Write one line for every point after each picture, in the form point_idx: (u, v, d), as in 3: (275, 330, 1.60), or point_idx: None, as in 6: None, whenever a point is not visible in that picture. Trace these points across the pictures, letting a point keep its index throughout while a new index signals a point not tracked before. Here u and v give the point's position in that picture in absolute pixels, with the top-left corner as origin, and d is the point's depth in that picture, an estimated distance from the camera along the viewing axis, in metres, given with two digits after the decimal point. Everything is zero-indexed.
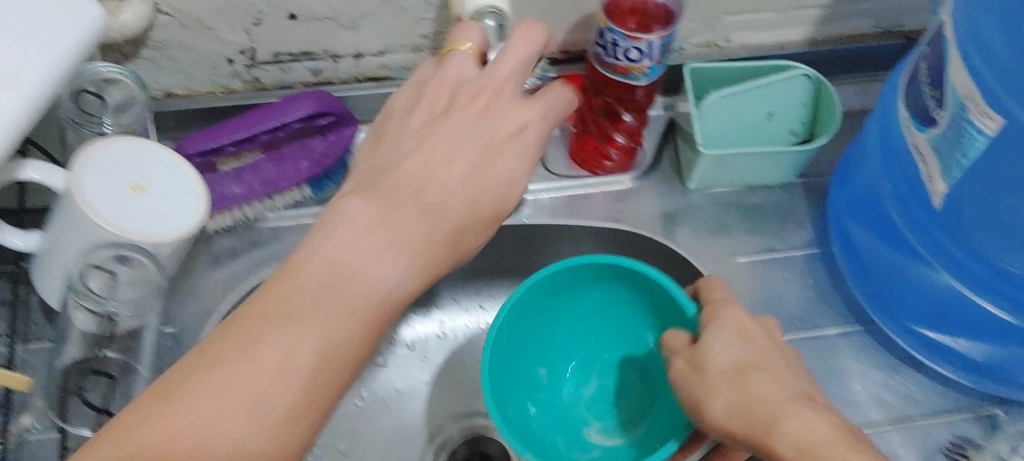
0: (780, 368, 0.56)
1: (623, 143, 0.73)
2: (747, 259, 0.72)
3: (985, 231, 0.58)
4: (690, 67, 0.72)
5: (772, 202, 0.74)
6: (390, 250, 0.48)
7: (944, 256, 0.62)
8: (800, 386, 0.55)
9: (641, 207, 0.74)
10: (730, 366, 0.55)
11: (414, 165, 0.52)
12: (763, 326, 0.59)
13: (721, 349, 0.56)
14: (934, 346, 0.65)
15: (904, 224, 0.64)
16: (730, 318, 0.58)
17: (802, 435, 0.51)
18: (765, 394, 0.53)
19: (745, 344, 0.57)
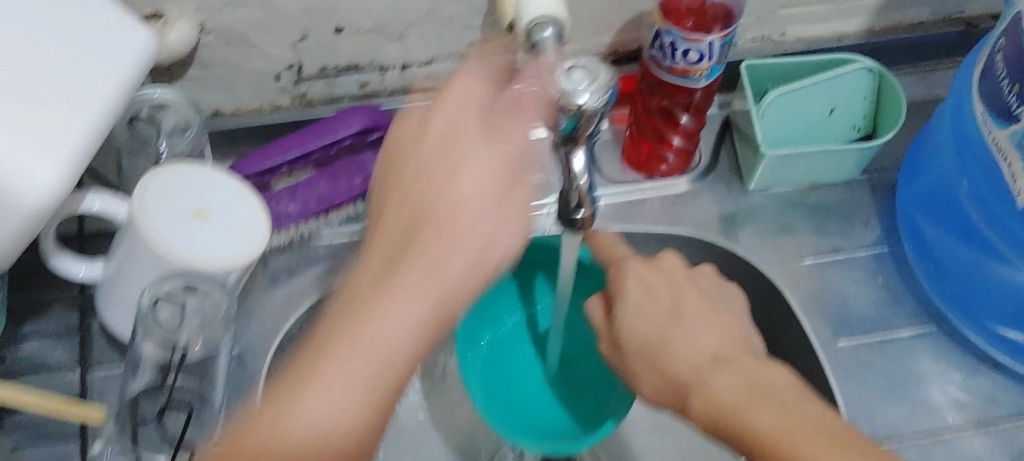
0: (685, 324, 0.57)
1: (681, 145, 0.71)
2: (812, 261, 0.69)
3: None
4: (749, 63, 0.69)
5: (836, 200, 0.72)
6: (501, 214, 0.47)
7: (1023, 256, 0.59)
8: (710, 346, 0.56)
9: (701, 209, 0.71)
10: (648, 339, 0.57)
11: (450, 125, 0.48)
12: (665, 276, 0.60)
13: (631, 314, 0.58)
14: (1012, 344, 0.63)
15: (981, 221, 0.61)
16: (632, 277, 0.59)
17: (713, 399, 0.53)
18: (672, 365, 0.56)
19: (650, 313, 0.58)
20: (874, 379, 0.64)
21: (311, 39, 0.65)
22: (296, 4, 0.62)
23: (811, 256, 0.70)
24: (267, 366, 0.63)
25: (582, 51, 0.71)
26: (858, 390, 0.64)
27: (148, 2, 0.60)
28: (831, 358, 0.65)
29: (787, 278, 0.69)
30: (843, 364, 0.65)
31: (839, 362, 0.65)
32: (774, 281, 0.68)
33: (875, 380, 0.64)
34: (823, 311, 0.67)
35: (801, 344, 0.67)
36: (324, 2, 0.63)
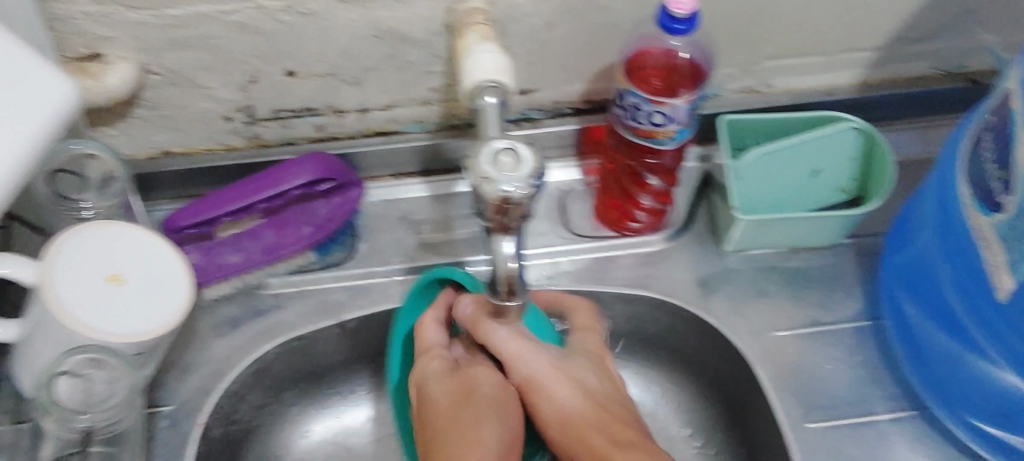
0: (588, 424, 0.55)
1: (652, 205, 0.68)
2: (786, 333, 0.65)
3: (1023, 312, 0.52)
4: (728, 119, 0.65)
5: (817, 266, 0.68)
6: (579, 385, 0.56)
7: (993, 335, 0.55)
8: (581, 410, 0.55)
9: (672, 271, 0.67)
10: (563, 416, 0.56)
11: (530, 368, 0.56)
12: (568, 370, 0.57)
13: (551, 414, 0.56)
14: (996, 439, 0.58)
15: (960, 314, 0.57)
16: (582, 370, 0.57)
17: (561, 415, 0.56)
18: (579, 407, 0.55)
19: (571, 381, 0.56)
20: None
21: (262, 82, 0.61)
22: (242, 47, 0.58)
23: (792, 328, 0.65)
24: (200, 427, 0.62)
25: (551, 98, 0.66)
26: None
27: (86, 42, 0.56)
28: (799, 440, 0.61)
29: (758, 351, 0.65)
30: (813, 449, 0.60)
31: (809, 447, 0.61)
32: (744, 354, 0.64)
33: None
34: (796, 388, 0.63)
35: (768, 424, 0.63)
36: (274, 45, 0.59)
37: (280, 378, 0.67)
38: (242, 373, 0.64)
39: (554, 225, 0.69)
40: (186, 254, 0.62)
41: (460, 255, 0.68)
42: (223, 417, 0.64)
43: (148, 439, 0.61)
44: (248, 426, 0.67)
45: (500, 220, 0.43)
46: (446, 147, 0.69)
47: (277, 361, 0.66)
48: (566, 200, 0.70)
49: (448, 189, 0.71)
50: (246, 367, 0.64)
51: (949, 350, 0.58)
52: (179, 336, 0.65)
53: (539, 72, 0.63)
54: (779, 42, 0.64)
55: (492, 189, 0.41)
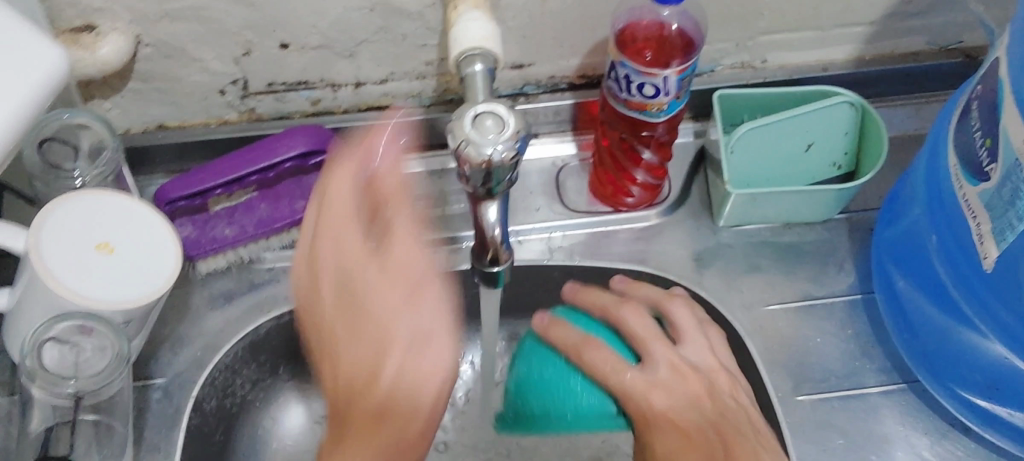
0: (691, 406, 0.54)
1: (645, 180, 0.67)
2: (779, 307, 0.65)
3: (1010, 285, 0.52)
4: (721, 93, 0.65)
5: (811, 241, 0.67)
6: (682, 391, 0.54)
7: (980, 307, 0.56)
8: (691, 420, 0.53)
9: (665, 246, 0.68)
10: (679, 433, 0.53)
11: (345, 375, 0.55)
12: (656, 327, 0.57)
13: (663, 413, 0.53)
14: (984, 413, 0.58)
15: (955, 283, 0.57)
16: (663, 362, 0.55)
17: (670, 412, 0.53)
18: (684, 416, 0.53)
19: (681, 390, 0.54)
20: (835, 441, 0.60)
21: (255, 54, 0.62)
22: (234, 19, 0.58)
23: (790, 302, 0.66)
24: (194, 399, 0.62)
25: (546, 73, 0.66)
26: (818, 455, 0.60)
27: (79, 13, 0.56)
28: (789, 413, 0.61)
29: (749, 325, 0.65)
30: (802, 422, 0.61)
31: (799, 419, 0.61)
32: (735, 328, 0.65)
33: (833, 441, 0.60)
34: (786, 362, 0.63)
35: (759, 398, 0.63)
36: (266, 18, 0.59)
37: (275, 352, 0.68)
38: (236, 346, 0.65)
39: (548, 200, 0.69)
40: (180, 226, 0.63)
41: (454, 230, 0.69)
42: (218, 389, 0.65)
43: (141, 410, 0.61)
44: (243, 399, 0.67)
45: (479, 188, 0.43)
46: (442, 122, 0.69)
47: (272, 334, 0.67)
48: (561, 175, 0.70)
49: (442, 165, 0.71)
50: (240, 340, 0.65)
51: (936, 322, 0.58)
52: (173, 307, 0.65)
53: (533, 45, 0.63)
54: (773, 17, 0.64)
55: (474, 154, 0.41)
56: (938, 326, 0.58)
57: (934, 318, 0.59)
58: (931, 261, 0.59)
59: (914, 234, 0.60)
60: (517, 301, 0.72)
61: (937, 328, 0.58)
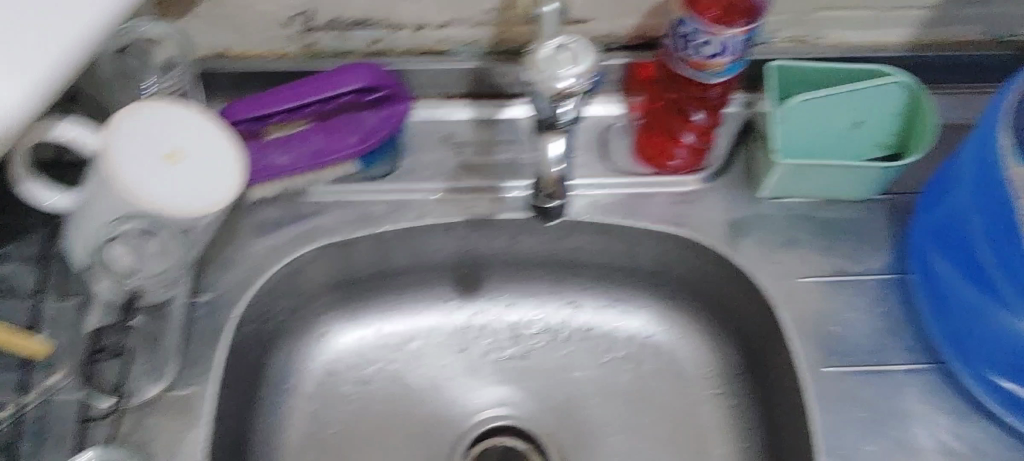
0: None
1: (692, 142, 0.70)
2: (814, 280, 0.66)
3: None
4: (778, 64, 0.66)
5: (850, 218, 0.68)
6: None
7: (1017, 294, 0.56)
8: None
9: (704, 210, 0.68)
10: None
11: None
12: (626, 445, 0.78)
13: None
14: (1006, 395, 0.60)
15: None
16: None
17: None
18: None
19: None
20: (858, 413, 0.61)
21: None
22: None
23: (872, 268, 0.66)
24: (237, 318, 0.64)
25: (604, 31, 0.67)
26: (841, 424, 0.61)
27: None
28: (815, 382, 0.62)
29: (782, 294, 0.66)
30: (828, 391, 0.62)
31: (824, 388, 0.62)
32: (769, 295, 0.66)
33: (856, 413, 0.61)
34: (816, 333, 0.64)
35: (787, 365, 0.64)
36: None
37: (313, 285, 0.70)
38: (279, 273, 0.66)
39: (592, 157, 0.70)
40: None
41: (499, 179, 0.70)
42: (258, 314, 0.66)
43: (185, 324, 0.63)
44: (280, 325, 0.69)
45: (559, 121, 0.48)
46: (495, 73, 0.70)
47: (315, 264, 0.68)
48: (606, 135, 0.71)
49: (491, 115, 0.72)
50: (284, 267, 0.66)
51: (969, 301, 0.59)
52: (222, 231, 0.67)
53: (594, 2, 0.64)
54: None
55: (554, 77, 0.46)
56: (970, 305, 0.59)
57: (966, 298, 0.60)
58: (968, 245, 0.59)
59: (960, 214, 0.60)
60: (552, 255, 0.73)
61: (970, 307, 0.60)
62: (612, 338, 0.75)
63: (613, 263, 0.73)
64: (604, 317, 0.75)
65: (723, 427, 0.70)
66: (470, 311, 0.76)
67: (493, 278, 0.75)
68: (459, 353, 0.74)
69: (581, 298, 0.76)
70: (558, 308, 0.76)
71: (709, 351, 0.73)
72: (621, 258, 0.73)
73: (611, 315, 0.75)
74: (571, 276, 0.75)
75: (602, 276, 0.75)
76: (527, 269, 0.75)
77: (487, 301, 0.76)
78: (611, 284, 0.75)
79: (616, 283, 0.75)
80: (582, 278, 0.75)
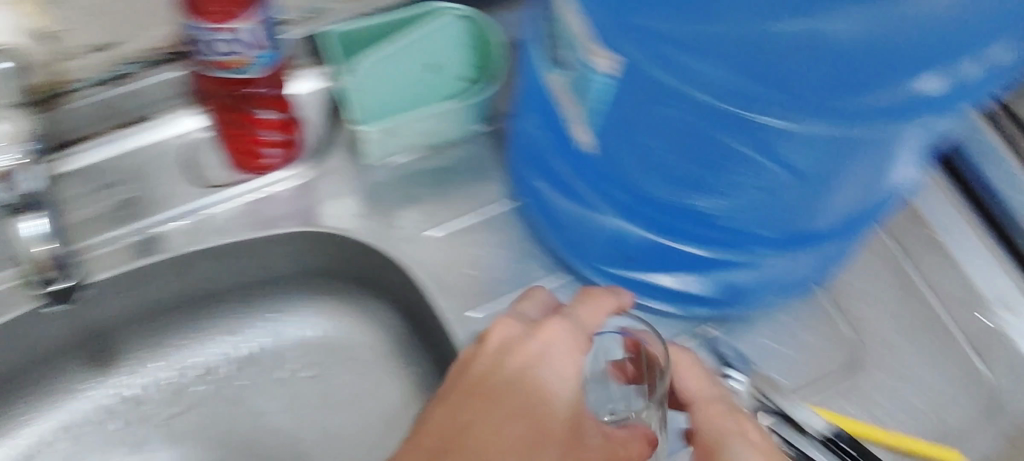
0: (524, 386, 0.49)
1: (276, 139, 0.64)
2: (439, 232, 0.65)
3: (645, 171, 0.49)
4: (334, 31, 0.63)
5: (460, 159, 0.68)
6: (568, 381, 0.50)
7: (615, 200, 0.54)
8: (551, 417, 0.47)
9: (317, 198, 0.65)
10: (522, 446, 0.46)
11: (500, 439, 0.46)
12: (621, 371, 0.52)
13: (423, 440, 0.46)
14: (643, 284, 0.60)
15: (748, 111, 0.43)
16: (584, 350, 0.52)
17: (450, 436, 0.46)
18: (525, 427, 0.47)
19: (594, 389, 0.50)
20: None
21: None
22: None
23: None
24: None
25: (134, 49, 0.60)
26: None
27: None
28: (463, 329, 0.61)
29: (416, 256, 0.64)
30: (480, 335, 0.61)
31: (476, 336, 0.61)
32: (404, 262, 0.64)
33: None
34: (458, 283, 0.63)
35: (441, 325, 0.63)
36: None
37: None
38: None
39: (179, 183, 0.64)
40: None
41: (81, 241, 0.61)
42: None
43: None
44: None
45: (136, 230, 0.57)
46: None
47: None
48: (191, 152, 0.65)
49: None
50: None
51: (574, 221, 0.58)
52: None
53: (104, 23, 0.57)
54: None
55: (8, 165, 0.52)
56: (579, 217, 0.57)
57: (569, 217, 0.58)
58: (554, 163, 0.56)
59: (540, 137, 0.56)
60: (183, 292, 0.66)
61: (579, 226, 0.58)
62: (280, 353, 0.68)
63: (252, 278, 0.68)
64: (264, 333, 0.69)
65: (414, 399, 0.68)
66: (113, 385, 0.66)
67: (129, 340, 0.67)
68: (116, 433, 0.65)
69: (237, 324, 0.69)
70: (214, 346, 0.68)
71: (379, 331, 0.69)
72: (257, 271, 0.67)
73: (272, 328, 0.69)
74: (216, 306, 0.68)
75: (249, 295, 0.69)
76: (160, 316, 0.67)
77: (131, 370, 0.67)
78: (262, 301, 0.69)
79: (267, 295, 0.69)
80: (228, 305, 0.69)
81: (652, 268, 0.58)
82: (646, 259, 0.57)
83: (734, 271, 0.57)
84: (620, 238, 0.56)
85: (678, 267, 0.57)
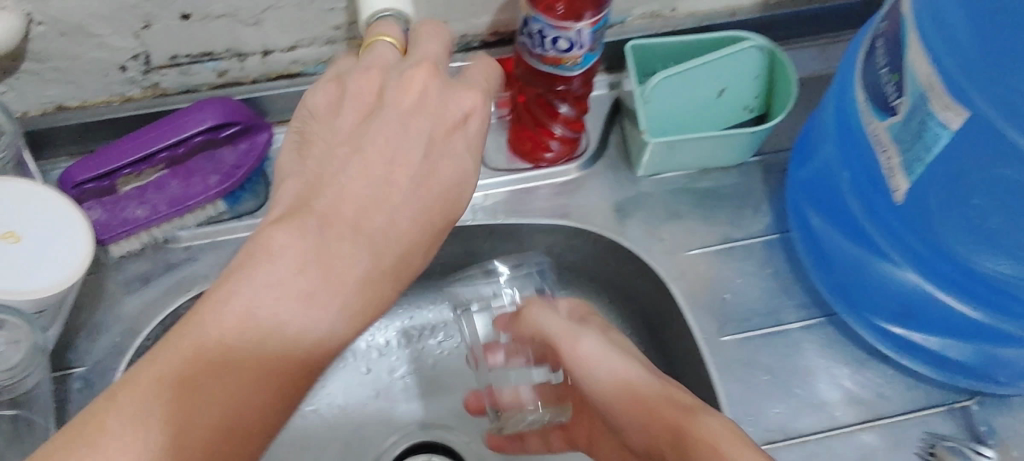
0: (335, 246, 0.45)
1: (563, 134, 0.68)
2: (700, 251, 0.67)
3: (949, 211, 0.54)
4: (636, 43, 0.65)
5: (729, 185, 0.69)
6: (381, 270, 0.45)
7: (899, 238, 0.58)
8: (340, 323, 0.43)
9: (587, 197, 0.68)
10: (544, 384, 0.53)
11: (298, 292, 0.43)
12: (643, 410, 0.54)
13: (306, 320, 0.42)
14: (905, 341, 0.60)
15: None
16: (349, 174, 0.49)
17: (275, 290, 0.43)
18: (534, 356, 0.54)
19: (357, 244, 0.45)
20: (758, 376, 0.62)
21: (155, 27, 0.59)
22: None
23: None
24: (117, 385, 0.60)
25: (457, 32, 0.65)
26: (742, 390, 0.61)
27: None
28: (715, 354, 0.62)
29: (672, 270, 0.66)
30: (727, 359, 0.62)
31: (724, 358, 0.62)
32: (661, 274, 0.66)
33: (759, 376, 0.62)
34: (711, 304, 0.65)
35: (687, 340, 0.64)
36: None
37: None
38: (157, 330, 0.63)
39: None
40: (89, 210, 0.60)
41: None
42: None
43: (62, 403, 0.59)
44: None
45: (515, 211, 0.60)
46: None
47: None
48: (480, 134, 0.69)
49: None
50: (161, 322, 0.63)
51: (848, 262, 0.60)
52: (88, 294, 0.63)
53: (442, 5, 0.62)
54: None
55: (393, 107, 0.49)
56: (856, 257, 0.60)
57: (846, 257, 0.61)
58: (840, 201, 0.61)
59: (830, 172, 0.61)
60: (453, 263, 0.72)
61: (853, 265, 0.60)
62: None
63: None
64: None
65: None
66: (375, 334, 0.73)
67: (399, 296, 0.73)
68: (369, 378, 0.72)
69: None
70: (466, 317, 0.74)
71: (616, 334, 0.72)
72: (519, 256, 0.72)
73: None
74: None
75: None
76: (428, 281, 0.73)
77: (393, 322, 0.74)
78: None
79: None
80: None
81: (919, 325, 0.59)
82: (916, 312, 0.58)
83: (1004, 348, 0.56)
84: (896, 282, 0.58)
85: (946, 329, 0.58)
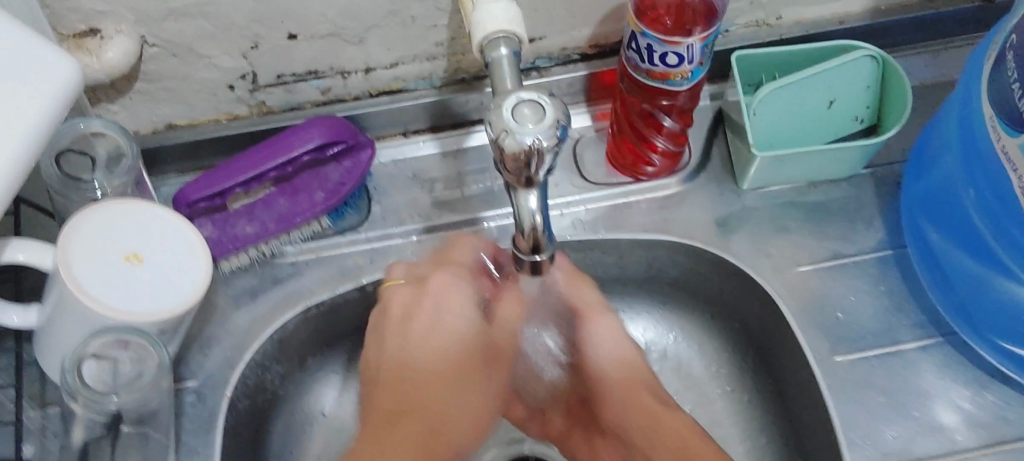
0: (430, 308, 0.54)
1: (666, 147, 0.66)
2: (809, 267, 0.65)
3: None
4: (740, 53, 0.64)
5: (838, 199, 0.67)
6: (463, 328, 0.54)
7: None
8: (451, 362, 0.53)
9: (690, 210, 0.67)
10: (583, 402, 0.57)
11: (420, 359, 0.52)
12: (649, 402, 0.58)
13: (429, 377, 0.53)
14: None
15: None
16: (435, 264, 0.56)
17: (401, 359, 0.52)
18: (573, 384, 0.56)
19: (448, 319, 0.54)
20: (872, 396, 0.60)
21: (263, 47, 0.60)
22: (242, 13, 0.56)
23: None
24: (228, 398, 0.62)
25: (558, 46, 0.64)
26: (856, 413, 0.59)
27: (81, 18, 0.54)
28: (827, 375, 0.61)
29: (780, 286, 0.64)
30: (840, 381, 0.60)
31: (836, 380, 0.60)
32: (768, 291, 0.64)
33: (873, 398, 0.60)
34: (822, 322, 0.63)
35: (796, 359, 0.62)
36: (270, 9, 0.57)
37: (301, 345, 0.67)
38: (265, 345, 0.64)
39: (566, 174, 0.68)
40: (201, 227, 0.61)
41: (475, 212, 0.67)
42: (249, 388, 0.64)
43: (177, 416, 0.61)
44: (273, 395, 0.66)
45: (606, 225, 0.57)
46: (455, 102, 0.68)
47: (299, 331, 0.66)
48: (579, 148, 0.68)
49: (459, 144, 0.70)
50: (268, 337, 0.64)
51: (970, 278, 0.59)
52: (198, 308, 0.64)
53: (544, 20, 0.61)
54: None
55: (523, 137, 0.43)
56: (976, 274, 0.58)
57: (967, 274, 0.59)
58: (959, 218, 0.59)
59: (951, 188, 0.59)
60: None
61: (975, 283, 0.58)
62: None
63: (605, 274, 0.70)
64: None
65: (741, 424, 0.68)
66: None
67: None
68: None
69: None
70: None
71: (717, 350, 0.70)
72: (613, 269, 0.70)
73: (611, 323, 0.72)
74: None
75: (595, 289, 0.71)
76: None
77: None
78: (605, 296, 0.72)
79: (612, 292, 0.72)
80: None
81: None
82: None
83: None
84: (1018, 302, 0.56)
85: None
